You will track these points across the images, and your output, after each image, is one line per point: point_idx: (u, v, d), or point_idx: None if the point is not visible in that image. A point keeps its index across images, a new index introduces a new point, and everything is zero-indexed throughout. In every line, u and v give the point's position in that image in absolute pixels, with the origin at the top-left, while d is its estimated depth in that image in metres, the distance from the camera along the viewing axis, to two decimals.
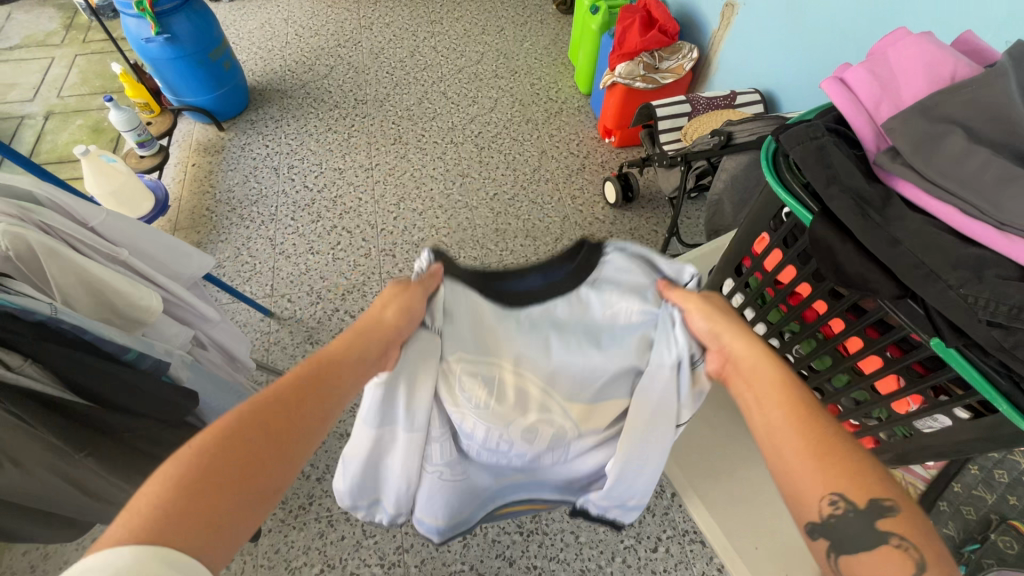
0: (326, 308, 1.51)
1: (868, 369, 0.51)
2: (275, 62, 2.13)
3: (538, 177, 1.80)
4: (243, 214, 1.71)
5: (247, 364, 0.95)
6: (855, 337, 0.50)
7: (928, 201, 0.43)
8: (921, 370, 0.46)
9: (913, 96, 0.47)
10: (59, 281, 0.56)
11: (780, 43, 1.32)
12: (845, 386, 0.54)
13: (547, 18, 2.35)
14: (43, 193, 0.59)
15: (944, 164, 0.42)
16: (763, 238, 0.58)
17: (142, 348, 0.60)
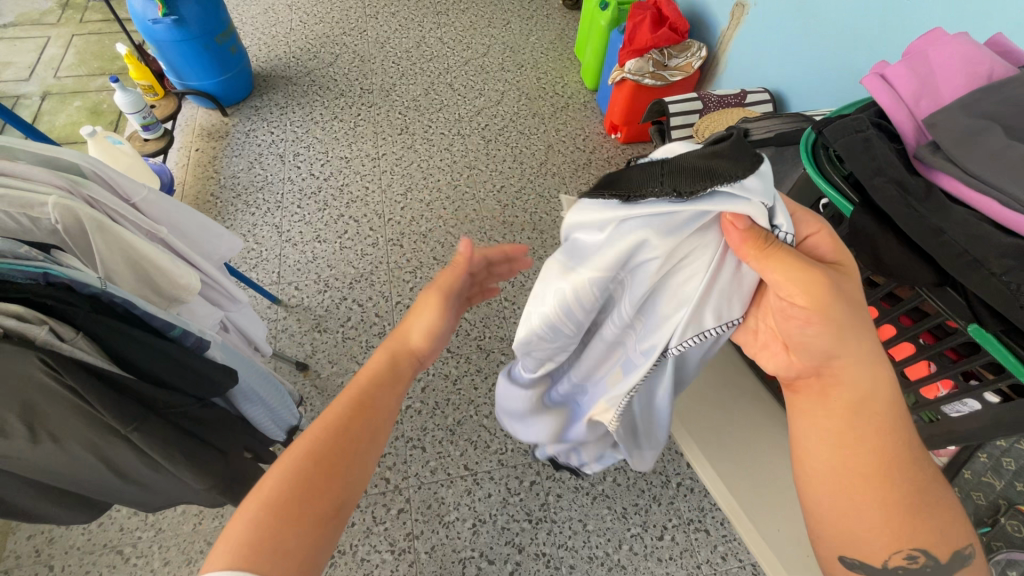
0: (333, 297, 1.50)
1: (899, 356, 0.53)
2: (280, 48, 2.11)
3: (545, 171, 1.82)
4: (248, 200, 1.70)
5: (266, 348, 0.95)
6: (887, 325, 0.53)
7: (969, 193, 0.45)
8: (953, 356, 0.49)
9: (951, 93, 0.49)
10: (104, 256, 0.57)
11: (791, 43, 1.34)
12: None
13: (553, 13, 2.35)
14: (91, 167, 0.60)
15: (985, 158, 0.44)
16: None
17: (184, 325, 0.62)
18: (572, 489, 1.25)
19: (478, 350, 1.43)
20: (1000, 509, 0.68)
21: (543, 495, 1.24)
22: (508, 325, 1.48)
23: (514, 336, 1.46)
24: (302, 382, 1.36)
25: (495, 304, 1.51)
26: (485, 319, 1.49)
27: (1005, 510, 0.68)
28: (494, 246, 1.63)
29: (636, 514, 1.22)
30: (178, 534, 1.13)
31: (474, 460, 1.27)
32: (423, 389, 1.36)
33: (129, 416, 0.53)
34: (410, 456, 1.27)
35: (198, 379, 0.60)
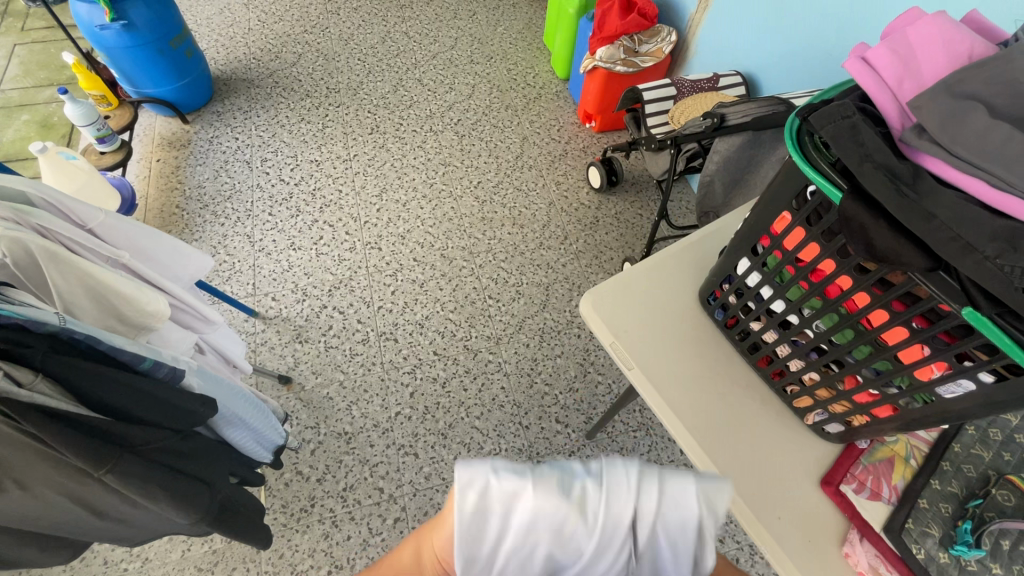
0: (312, 306, 1.46)
1: (891, 340, 0.53)
2: (239, 50, 2.03)
3: (522, 164, 1.79)
4: (216, 210, 1.63)
5: (245, 366, 0.92)
6: (879, 311, 0.52)
7: (956, 176, 0.45)
8: (946, 339, 0.48)
9: (933, 75, 0.48)
10: (62, 288, 0.54)
11: (760, 24, 1.34)
12: (865, 357, 0.56)
13: (519, 1, 2.31)
14: (38, 193, 0.57)
15: (971, 140, 0.44)
16: (783, 217, 0.59)
17: (154, 355, 0.58)
18: None
19: (465, 351, 1.41)
20: (990, 480, 0.67)
21: None
22: (494, 324, 1.46)
23: (501, 334, 1.45)
24: (286, 396, 1.32)
25: (479, 303, 1.49)
26: (470, 318, 1.47)
27: (994, 481, 0.67)
28: (474, 244, 1.60)
29: None
30: (167, 562, 1.10)
31: None
32: (412, 395, 1.34)
33: (103, 458, 0.50)
34: (403, 463, 1.25)
35: (173, 417, 0.57)
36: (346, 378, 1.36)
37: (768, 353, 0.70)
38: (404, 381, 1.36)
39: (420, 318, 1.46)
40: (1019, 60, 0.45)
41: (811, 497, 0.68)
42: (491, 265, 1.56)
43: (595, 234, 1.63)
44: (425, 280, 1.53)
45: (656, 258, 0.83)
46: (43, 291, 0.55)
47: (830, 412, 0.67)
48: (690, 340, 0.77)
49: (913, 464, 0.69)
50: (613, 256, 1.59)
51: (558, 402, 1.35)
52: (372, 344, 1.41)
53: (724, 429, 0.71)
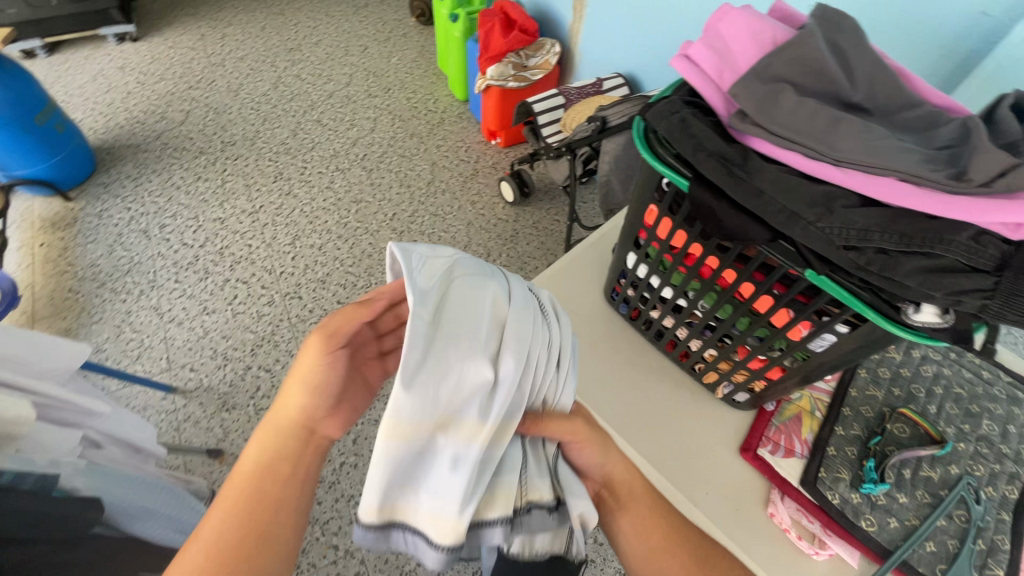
0: (236, 369, 1.39)
1: (763, 308, 0.56)
2: (119, 116, 1.93)
3: (435, 189, 1.80)
4: (115, 287, 1.53)
5: (158, 451, 0.87)
6: (746, 283, 0.56)
7: (778, 151, 0.49)
8: (804, 299, 0.52)
9: (746, 62, 0.52)
10: None
11: (631, 27, 1.42)
12: (747, 327, 0.60)
13: (409, 31, 2.34)
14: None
15: (783, 117, 0.48)
16: (652, 210, 0.62)
17: (24, 464, 0.55)
18: None
19: None
20: (885, 416, 0.73)
21: None
22: None
23: None
24: (219, 470, 1.24)
25: None
26: None
27: (889, 416, 0.73)
28: None
29: None
30: None
31: None
32: (356, 441, 1.30)
33: None
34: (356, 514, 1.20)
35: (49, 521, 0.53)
36: None
37: (671, 338, 0.72)
38: (346, 429, 1.31)
39: None
40: (812, 41, 0.50)
41: (733, 465, 0.72)
42: None
43: (517, 246, 1.66)
44: None
45: (560, 265, 0.85)
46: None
47: (735, 382, 0.70)
48: (603, 339, 0.79)
49: (818, 415, 0.75)
50: (537, 265, 1.62)
51: None
52: None
53: (644, 416, 0.73)
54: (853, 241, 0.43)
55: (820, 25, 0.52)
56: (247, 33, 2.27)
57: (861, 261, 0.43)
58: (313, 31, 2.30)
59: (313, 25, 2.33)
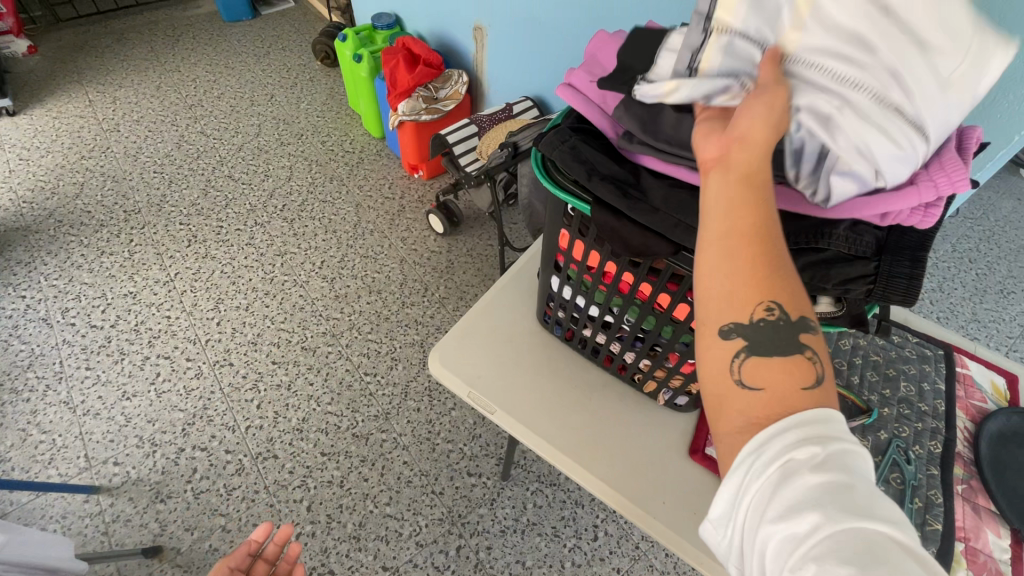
0: (167, 454, 1.28)
1: (683, 316, 0.57)
2: (2, 198, 1.77)
3: (362, 230, 1.76)
4: (16, 385, 1.38)
5: (77, 566, 0.79)
6: (663, 294, 0.57)
7: (667, 166, 0.50)
8: None
9: None
10: None
11: (531, 52, 1.46)
12: (673, 334, 0.60)
13: (316, 74, 2.30)
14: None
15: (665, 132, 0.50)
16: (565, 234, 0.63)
17: None
18: (500, 534, 1.21)
19: (356, 439, 1.32)
20: None
21: (474, 555, 1.18)
22: (379, 400, 1.39)
23: (388, 408, 1.38)
24: (159, 569, 1.13)
25: (357, 384, 1.41)
26: (351, 404, 1.38)
27: None
28: (334, 325, 1.52)
29: (566, 526, 1.22)
30: None
31: (391, 557, 1.17)
32: (310, 508, 1.22)
33: None
34: None
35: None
36: (228, 519, 1.20)
37: (607, 354, 0.73)
38: (298, 497, 1.24)
39: (296, 422, 1.34)
40: None
41: (688, 470, 0.70)
42: (358, 340, 1.50)
43: (454, 277, 1.64)
44: (291, 380, 1.41)
45: (489, 296, 0.84)
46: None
47: (674, 388, 0.71)
48: (542, 361, 0.78)
49: None
50: (476, 292, 1.61)
51: (466, 455, 1.31)
52: (250, 470, 1.27)
53: (593, 436, 0.72)
54: None
55: None
56: (141, 94, 2.16)
57: None
58: (213, 85, 2.22)
59: (213, 79, 2.25)
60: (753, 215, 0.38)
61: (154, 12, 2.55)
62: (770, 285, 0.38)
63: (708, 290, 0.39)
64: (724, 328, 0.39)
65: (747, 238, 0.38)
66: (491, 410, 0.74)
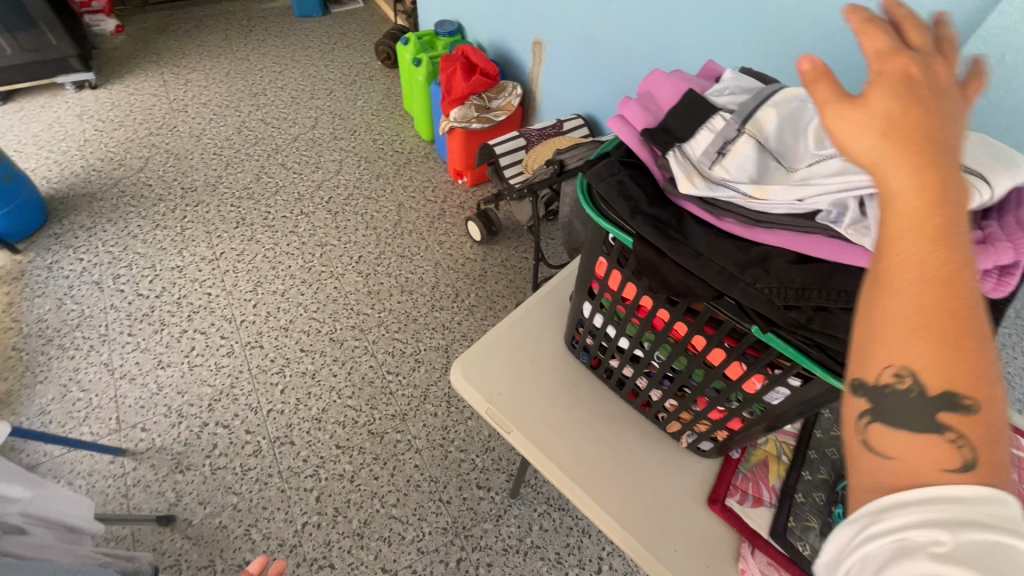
0: (191, 426, 1.32)
1: (716, 361, 0.55)
2: (75, 164, 1.88)
3: (401, 230, 1.78)
4: (64, 342, 1.46)
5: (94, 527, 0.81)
6: (699, 336, 0.55)
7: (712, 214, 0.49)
8: (755, 353, 0.51)
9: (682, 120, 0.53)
10: None
11: (588, 71, 1.46)
12: (704, 378, 0.58)
13: (375, 74, 2.37)
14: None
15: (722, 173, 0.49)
16: (602, 262, 0.61)
17: None
18: (502, 552, 1.19)
19: (370, 436, 1.33)
20: None
21: (473, 569, 1.16)
22: (398, 400, 1.40)
23: (406, 409, 1.38)
24: (170, 538, 1.16)
25: (378, 382, 1.43)
26: (370, 400, 1.39)
27: None
28: (364, 320, 1.55)
29: (570, 554, 1.19)
30: None
31: (391, 559, 1.16)
32: (319, 498, 1.23)
33: None
34: None
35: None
36: (240, 499, 1.22)
37: (633, 387, 0.71)
38: (308, 486, 1.25)
39: (315, 412, 1.36)
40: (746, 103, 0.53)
41: (704, 519, 0.67)
42: (384, 338, 1.51)
43: (485, 286, 1.64)
44: (315, 369, 1.44)
45: (520, 313, 0.84)
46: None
47: (699, 431, 0.68)
48: (562, 385, 0.77)
49: (784, 460, 0.73)
50: (506, 304, 1.61)
51: (476, 466, 1.30)
52: (266, 453, 1.29)
53: (608, 471, 0.70)
54: (791, 299, 0.44)
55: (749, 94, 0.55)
56: (211, 78, 2.26)
57: (804, 319, 0.43)
58: (278, 76, 2.31)
59: (279, 70, 2.34)
60: (955, 274, 0.29)
61: (233, 3, 2.68)
62: (967, 362, 0.29)
63: (888, 343, 0.30)
64: (857, 383, 0.33)
65: (926, 297, 0.29)
66: (505, 429, 0.73)
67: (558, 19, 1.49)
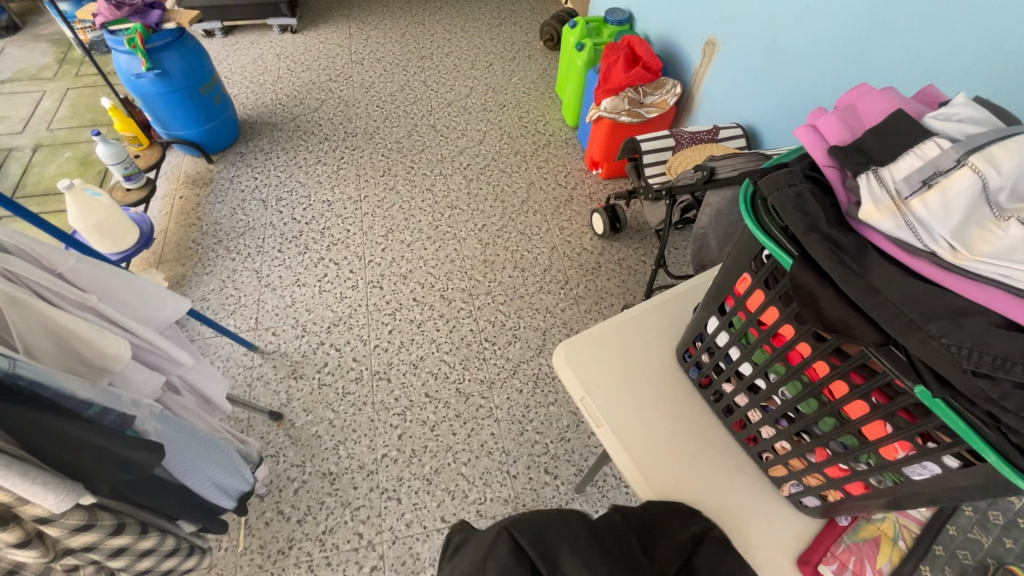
0: (311, 342, 1.47)
1: (837, 394, 0.50)
2: (267, 95, 2.14)
3: (527, 209, 1.82)
4: (229, 245, 1.68)
5: (220, 406, 0.93)
6: (821, 363, 0.50)
7: (884, 244, 0.43)
8: (880, 398, 0.47)
9: (872, 121, 0.48)
10: (22, 330, 0.57)
11: (762, 82, 1.37)
12: (814, 412, 0.54)
13: (535, 53, 2.43)
14: (10, 240, 0.61)
15: (937, 207, 0.41)
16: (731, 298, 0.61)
17: (105, 402, 0.61)
18: None
19: (457, 394, 1.39)
20: (988, 570, 0.60)
21: None
22: (489, 366, 1.44)
23: (494, 379, 1.42)
24: (276, 433, 1.31)
25: (475, 345, 1.48)
26: (465, 361, 1.45)
27: (994, 571, 0.60)
28: (474, 285, 1.61)
29: None
30: None
31: (451, 512, 1.21)
32: (401, 437, 1.32)
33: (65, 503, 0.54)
34: (386, 508, 1.21)
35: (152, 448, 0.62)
36: (336, 417, 1.34)
37: (740, 417, 0.66)
38: (393, 422, 1.34)
39: (414, 358, 1.45)
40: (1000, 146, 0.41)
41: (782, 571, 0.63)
42: (489, 307, 1.56)
43: (596, 279, 1.63)
44: (421, 320, 1.53)
45: (660, 298, 0.83)
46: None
47: (806, 484, 0.61)
48: (672, 412, 0.73)
49: (902, 545, 0.62)
50: (612, 302, 1.59)
51: (549, 451, 1.31)
52: (365, 383, 1.40)
53: (686, 483, 0.67)
54: (984, 367, 0.36)
55: (965, 104, 0.46)
56: (388, 37, 2.45)
57: (994, 393, 0.36)
58: (447, 43, 2.44)
59: (447, 38, 2.47)
60: None
61: None
62: None
63: None
64: None
65: None
66: (614, 460, 0.70)
67: (737, 26, 1.42)
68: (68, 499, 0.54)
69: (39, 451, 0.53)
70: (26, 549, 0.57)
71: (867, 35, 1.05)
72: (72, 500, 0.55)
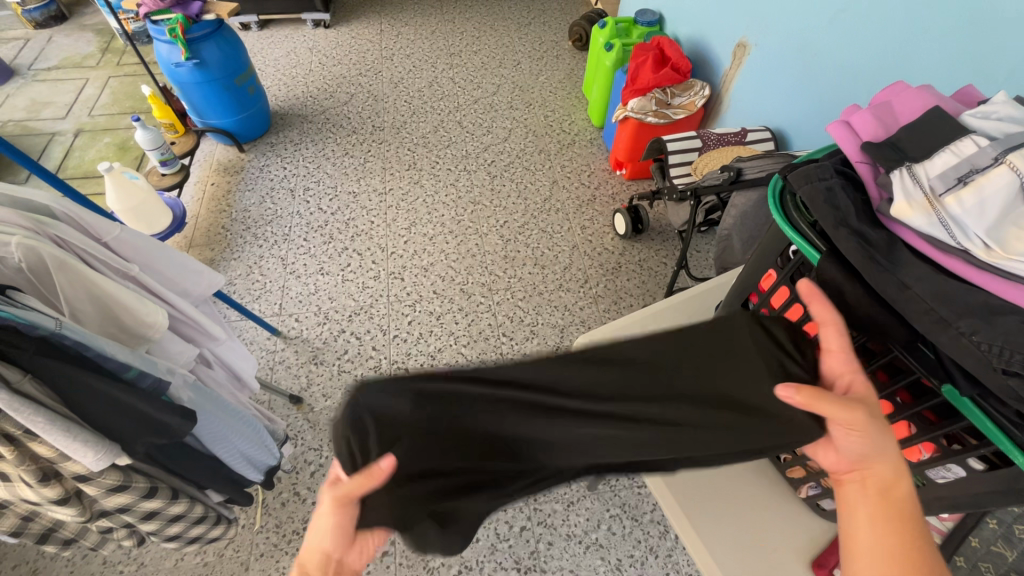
0: (332, 329, 1.50)
1: None
2: (299, 87, 2.19)
3: (549, 207, 1.82)
4: (257, 232, 1.72)
5: (252, 385, 0.95)
6: None
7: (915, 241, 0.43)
8: (905, 398, 0.47)
9: (907, 119, 0.47)
10: (69, 294, 0.61)
11: (793, 85, 1.35)
12: None
13: (563, 53, 2.43)
14: (61, 209, 0.64)
15: (971, 204, 0.40)
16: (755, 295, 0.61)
17: (143, 366, 0.63)
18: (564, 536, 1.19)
19: None
20: None
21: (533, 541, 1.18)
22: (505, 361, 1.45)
23: None
24: (295, 416, 1.34)
25: (492, 339, 1.49)
26: (482, 354, 1.46)
27: None
28: (493, 280, 1.62)
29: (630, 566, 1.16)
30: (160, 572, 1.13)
31: None
32: None
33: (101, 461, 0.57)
34: None
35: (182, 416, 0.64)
36: None
37: None
38: None
39: (432, 349, 1.47)
40: None
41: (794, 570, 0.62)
42: (507, 303, 1.57)
43: (616, 279, 1.63)
44: (440, 312, 1.54)
45: (683, 296, 0.82)
46: (48, 295, 0.61)
47: (824, 486, 0.61)
48: None
49: None
50: (631, 303, 1.58)
51: None
52: (383, 372, 1.42)
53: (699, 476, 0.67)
54: (1015, 366, 0.35)
55: (1004, 102, 0.45)
56: (418, 34, 2.48)
57: None
58: (476, 42, 2.46)
59: (476, 36, 2.49)
60: None
61: None
62: None
63: None
64: None
65: None
66: None
67: (769, 28, 1.40)
68: (104, 458, 0.57)
69: (80, 410, 0.56)
70: (64, 506, 0.61)
71: (904, 38, 1.03)
72: (109, 460, 0.58)
